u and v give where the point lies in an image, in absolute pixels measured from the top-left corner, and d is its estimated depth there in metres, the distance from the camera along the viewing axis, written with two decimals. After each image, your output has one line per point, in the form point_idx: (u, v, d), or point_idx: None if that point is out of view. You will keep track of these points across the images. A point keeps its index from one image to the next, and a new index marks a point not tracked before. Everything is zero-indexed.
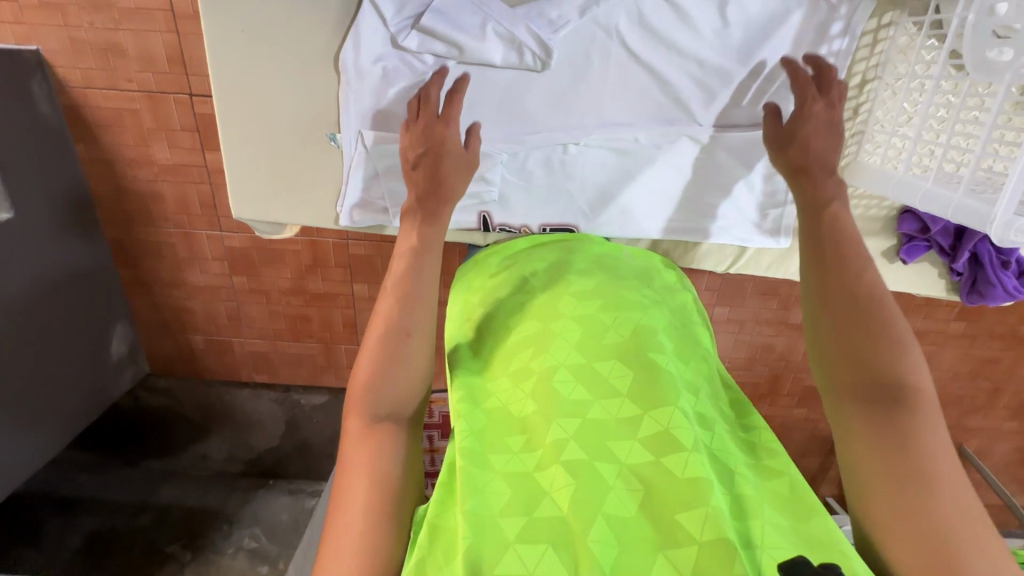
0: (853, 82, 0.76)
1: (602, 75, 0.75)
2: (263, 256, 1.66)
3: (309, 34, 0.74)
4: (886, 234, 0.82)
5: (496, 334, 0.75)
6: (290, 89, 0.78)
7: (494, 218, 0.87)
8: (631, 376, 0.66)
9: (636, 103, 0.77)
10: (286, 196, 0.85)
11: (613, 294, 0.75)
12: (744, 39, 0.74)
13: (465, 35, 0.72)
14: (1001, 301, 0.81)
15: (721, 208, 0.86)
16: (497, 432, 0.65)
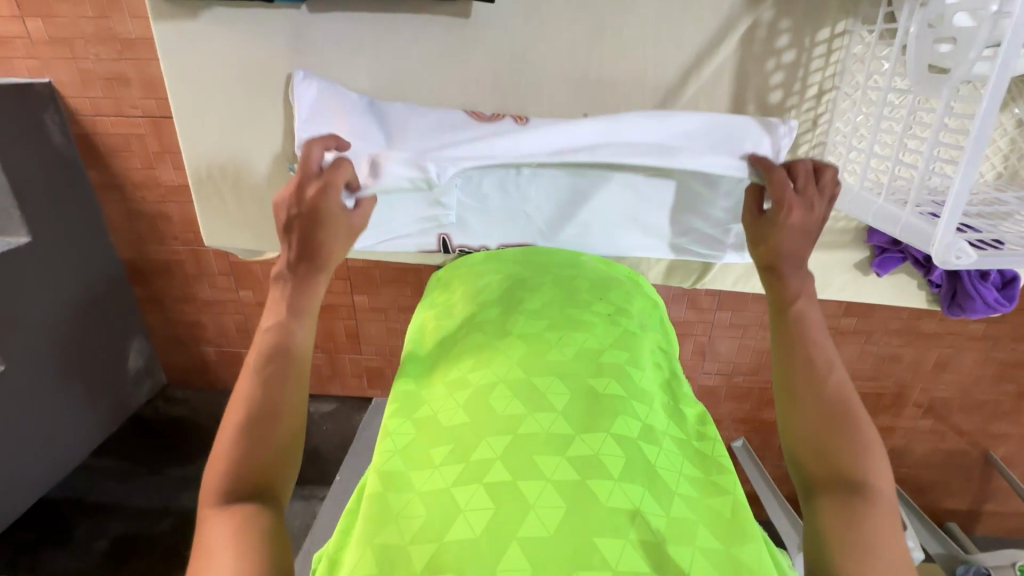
0: (810, 91, 0.80)
1: (541, 105, 0.84)
2: (266, 269, 1.72)
3: (270, 67, 0.83)
4: (857, 246, 0.77)
5: (441, 347, 0.77)
6: (255, 120, 0.85)
7: (452, 241, 0.96)
8: (570, 395, 0.68)
9: (576, 123, 0.82)
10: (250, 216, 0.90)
11: (564, 310, 0.78)
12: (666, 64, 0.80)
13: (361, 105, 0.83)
14: (983, 314, 0.76)
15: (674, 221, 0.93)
16: (425, 442, 0.65)
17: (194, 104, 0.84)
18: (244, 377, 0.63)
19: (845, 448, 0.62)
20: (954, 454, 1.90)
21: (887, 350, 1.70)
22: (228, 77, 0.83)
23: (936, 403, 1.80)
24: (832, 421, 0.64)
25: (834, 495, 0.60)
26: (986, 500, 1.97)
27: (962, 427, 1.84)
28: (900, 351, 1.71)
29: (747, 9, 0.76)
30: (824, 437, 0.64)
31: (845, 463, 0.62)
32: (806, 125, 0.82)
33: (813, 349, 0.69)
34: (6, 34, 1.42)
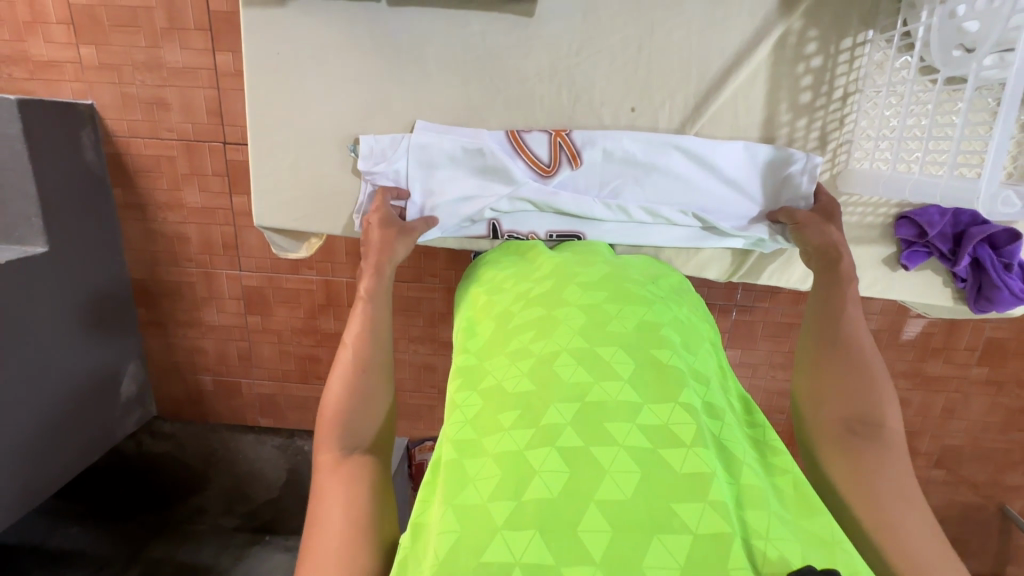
0: (836, 94, 0.79)
1: (569, 100, 0.82)
2: (278, 295, 1.66)
3: (315, 56, 0.82)
4: (885, 241, 0.82)
5: (499, 319, 0.73)
6: (312, 103, 0.83)
7: (502, 226, 0.87)
8: (633, 365, 0.63)
9: (601, 117, 0.82)
10: (308, 202, 0.88)
11: (617, 285, 0.74)
12: (727, 53, 0.78)
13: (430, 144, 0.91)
14: (1010, 306, 0.79)
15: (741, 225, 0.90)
16: (493, 409, 0.61)
17: (264, 91, 0.83)
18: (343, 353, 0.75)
19: (863, 394, 0.70)
20: (969, 509, 1.84)
21: (895, 393, 1.71)
22: (306, 52, 0.82)
23: (947, 452, 1.77)
24: (855, 376, 0.71)
25: (853, 434, 0.68)
26: (1006, 562, 1.88)
27: (974, 479, 1.80)
28: (908, 395, 1.71)
29: (778, 17, 0.76)
30: (844, 375, 0.72)
31: (864, 405, 0.69)
32: (832, 125, 0.80)
33: (845, 297, 0.77)
34: (57, 57, 1.45)
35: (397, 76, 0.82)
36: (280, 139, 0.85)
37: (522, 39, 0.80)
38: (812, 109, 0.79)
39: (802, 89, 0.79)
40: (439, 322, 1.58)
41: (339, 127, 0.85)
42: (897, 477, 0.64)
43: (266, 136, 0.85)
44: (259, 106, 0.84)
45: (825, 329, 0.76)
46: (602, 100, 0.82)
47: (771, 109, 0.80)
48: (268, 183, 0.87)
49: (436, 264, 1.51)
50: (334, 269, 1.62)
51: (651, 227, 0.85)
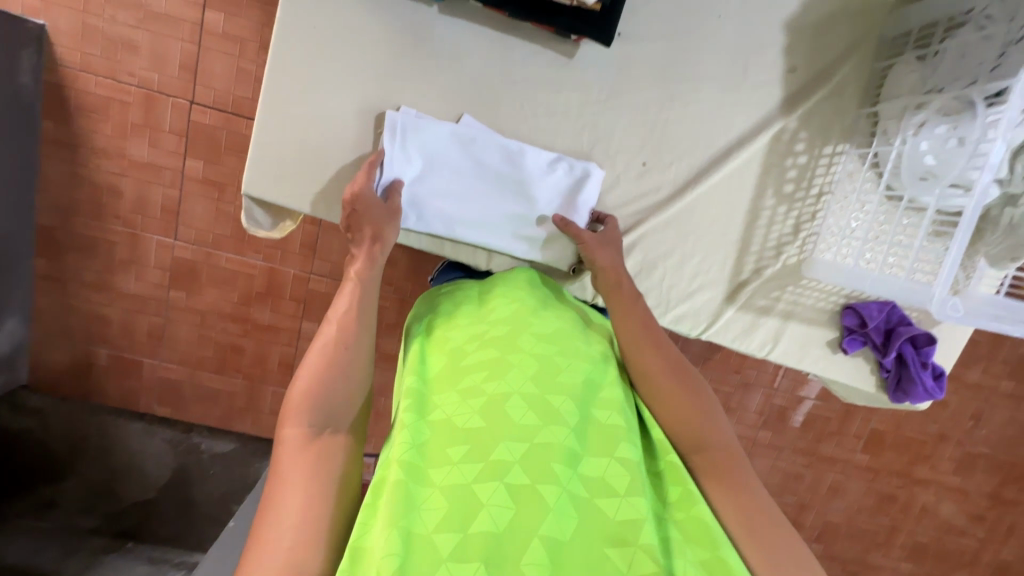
0: (813, 191, 0.85)
1: (589, 138, 0.81)
2: (213, 274, 1.53)
3: (346, 29, 0.74)
4: (830, 325, 0.91)
5: (451, 352, 0.68)
6: (331, 75, 0.75)
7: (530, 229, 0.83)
8: (578, 413, 0.60)
9: (609, 161, 0.82)
10: (305, 178, 0.78)
11: (569, 336, 0.70)
12: (728, 133, 0.82)
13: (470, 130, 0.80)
14: (922, 400, 0.90)
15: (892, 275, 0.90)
16: (443, 440, 0.57)
17: (284, 53, 0.74)
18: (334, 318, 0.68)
19: (701, 409, 0.65)
20: None
21: (792, 468, 1.87)
22: (340, 23, 0.74)
23: (826, 528, 1.95)
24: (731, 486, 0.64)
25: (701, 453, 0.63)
26: None
27: (844, 555, 1.99)
28: (802, 471, 1.88)
29: (779, 112, 0.81)
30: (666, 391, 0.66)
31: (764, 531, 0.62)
32: (806, 217, 0.86)
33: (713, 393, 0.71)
34: None
35: (426, 73, 0.77)
36: (279, 112, 0.76)
37: (571, 73, 0.78)
38: (791, 199, 0.85)
39: (787, 180, 0.85)
40: (383, 332, 1.53)
41: (358, 108, 0.77)
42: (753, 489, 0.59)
43: (276, 105, 0.76)
44: (274, 70, 0.74)
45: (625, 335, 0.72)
46: (618, 149, 0.82)
47: (755, 187, 0.85)
48: (264, 151, 0.77)
49: (392, 272, 1.47)
50: (283, 257, 1.52)
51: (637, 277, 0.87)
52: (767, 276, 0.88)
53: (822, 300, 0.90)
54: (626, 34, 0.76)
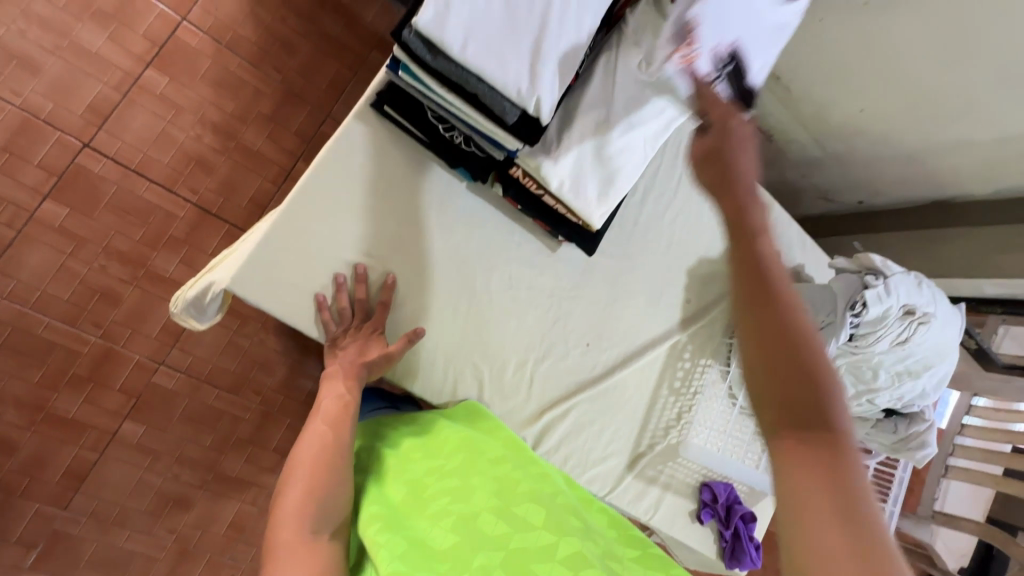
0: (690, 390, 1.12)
1: (552, 316, 0.97)
2: (13, 343, 1.10)
3: (375, 172, 0.81)
4: (691, 497, 1.14)
5: (412, 484, 0.69)
6: (351, 204, 0.80)
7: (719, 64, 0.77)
8: (543, 512, 0.63)
9: (563, 338, 0.98)
10: (299, 290, 0.77)
11: (525, 460, 0.76)
12: (644, 335, 1.07)
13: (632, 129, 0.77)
14: (746, 566, 1.13)
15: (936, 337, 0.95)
16: (424, 554, 0.59)
17: (318, 179, 0.78)
18: (321, 421, 0.69)
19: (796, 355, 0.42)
20: None
21: None
22: (375, 169, 0.81)
23: None
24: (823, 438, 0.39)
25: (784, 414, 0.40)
26: None
27: None
28: None
29: (676, 329, 1.10)
30: (765, 328, 0.43)
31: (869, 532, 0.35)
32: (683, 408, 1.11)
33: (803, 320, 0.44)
34: None
35: (435, 228, 0.86)
36: (308, 227, 0.77)
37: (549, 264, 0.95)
38: (677, 393, 1.10)
39: (675, 378, 1.10)
40: (230, 451, 1.26)
41: (368, 238, 0.82)
42: (852, 477, 0.37)
43: (292, 217, 0.76)
44: (305, 190, 0.77)
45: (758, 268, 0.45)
46: (570, 330, 0.98)
47: (655, 380, 1.09)
48: (265, 255, 0.75)
49: (269, 380, 1.27)
50: (129, 338, 1.17)
51: (567, 437, 0.99)
52: (657, 451, 1.08)
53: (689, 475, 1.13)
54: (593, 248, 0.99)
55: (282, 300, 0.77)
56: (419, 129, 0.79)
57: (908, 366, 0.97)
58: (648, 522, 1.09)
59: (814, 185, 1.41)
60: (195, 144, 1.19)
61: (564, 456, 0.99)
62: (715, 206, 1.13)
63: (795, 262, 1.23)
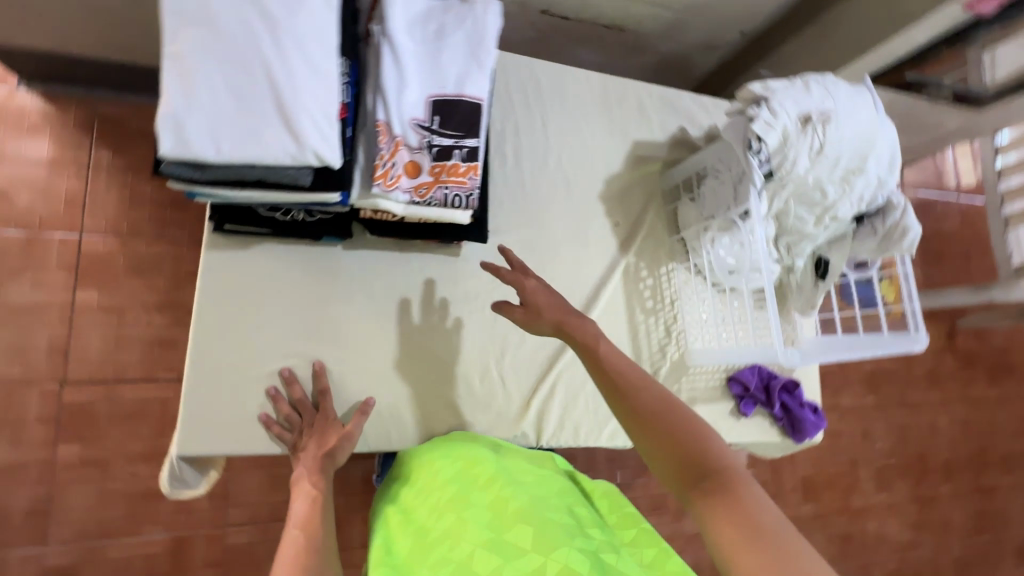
0: (666, 300, 1.08)
1: (489, 310, 0.96)
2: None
3: (254, 283, 0.83)
4: (725, 398, 1.09)
5: (414, 537, 0.70)
6: (251, 321, 0.83)
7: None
8: (531, 527, 0.62)
9: (511, 323, 0.97)
10: (246, 420, 0.81)
11: (521, 474, 0.76)
12: (591, 276, 1.04)
13: (442, 80, 0.77)
14: (813, 432, 1.09)
15: (857, 119, 0.86)
16: None
17: (209, 317, 0.81)
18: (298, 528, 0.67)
19: (697, 438, 0.57)
20: None
21: None
22: (253, 281, 0.83)
23: None
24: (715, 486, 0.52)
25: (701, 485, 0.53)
26: None
27: None
28: None
29: (620, 254, 1.07)
30: (662, 426, 0.58)
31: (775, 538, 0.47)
32: (670, 321, 1.08)
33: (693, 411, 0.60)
34: None
35: (338, 299, 0.88)
36: (220, 364, 0.81)
37: (460, 268, 0.95)
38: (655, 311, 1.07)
39: (646, 298, 1.07)
40: None
41: (283, 341, 0.85)
42: (754, 507, 0.50)
43: (206, 363, 0.80)
44: (203, 333, 0.80)
45: (612, 386, 0.64)
46: (515, 313, 0.97)
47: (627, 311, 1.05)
48: (200, 409, 0.79)
49: None
50: (190, 518, 1.15)
51: (569, 408, 0.97)
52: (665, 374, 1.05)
53: (714, 377, 1.09)
54: (494, 229, 0.97)
55: (236, 437, 0.80)
56: (262, 226, 0.80)
57: (845, 167, 0.90)
58: None
59: (694, 47, 1.34)
60: (150, 330, 1.15)
61: (575, 427, 0.97)
62: (593, 126, 1.09)
63: (704, 126, 1.17)
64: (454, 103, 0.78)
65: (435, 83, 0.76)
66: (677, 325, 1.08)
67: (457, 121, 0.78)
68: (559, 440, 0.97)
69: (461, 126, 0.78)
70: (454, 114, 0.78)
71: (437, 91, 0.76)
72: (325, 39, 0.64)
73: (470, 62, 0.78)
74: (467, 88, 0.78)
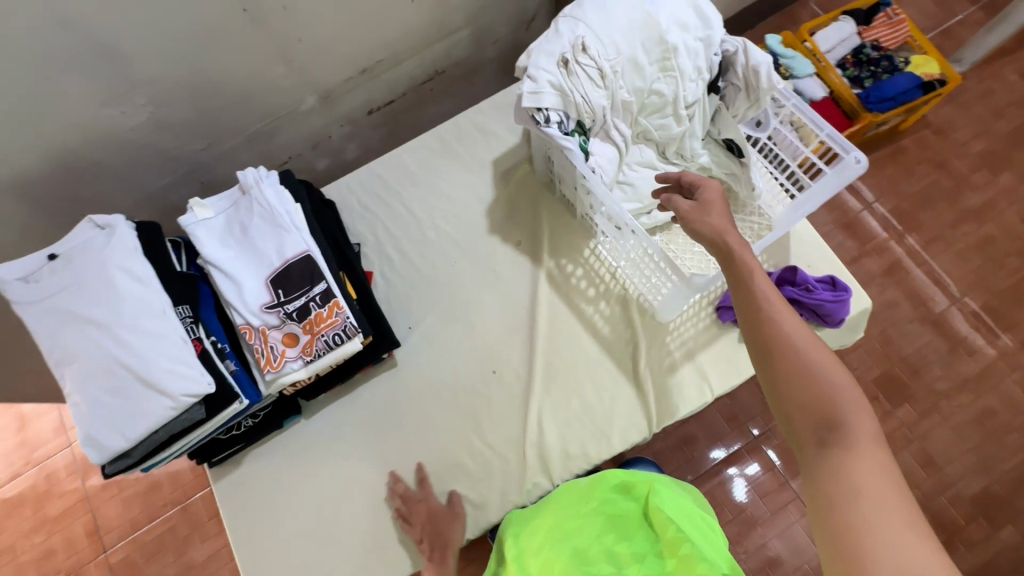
0: (607, 276, 1.03)
1: (444, 393, 0.99)
2: None
3: (258, 484, 0.96)
4: (723, 332, 0.97)
5: None
6: (273, 514, 0.94)
7: (249, 181, 0.89)
8: None
9: (471, 391, 0.99)
10: None
11: (571, 522, 0.82)
12: (521, 302, 1.03)
13: (263, 262, 0.86)
14: (844, 306, 0.90)
15: (621, 18, 0.79)
16: None
17: (243, 529, 0.94)
18: None
19: (812, 388, 0.57)
20: None
21: None
22: (257, 483, 0.96)
23: None
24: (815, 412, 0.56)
25: (813, 437, 0.56)
26: None
27: None
28: None
29: (536, 266, 1.04)
30: (780, 373, 0.59)
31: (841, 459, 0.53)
32: (622, 292, 1.01)
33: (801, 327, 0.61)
34: None
35: (325, 458, 0.97)
36: (270, 564, 0.92)
37: (404, 373, 1.00)
38: (602, 293, 1.02)
39: (584, 287, 1.02)
40: None
41: (304, 514, 0.94)
42: (854, 433, 0.54)
43: (258, 566, 0.92)
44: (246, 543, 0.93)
45: (750, 318, 0.63)
46: (471, 379, 0.99)
47: (574, 311, 1.01)
48: None
49: None
50: None
51: (564, 435, 0.95)
52: (644, 346, 0.97)
53: (702, 315, 0.98)
54: (412, 323, 1.03)
55: None
56: (230, 444, 0.93)
57: (648, 62, 0.81)
58: (718, 390, 0.95)
59: (515, 28, 1.33)
60: None
61: (582, 448, 0.95)
62: (450, 176, 1.11)
63: None
64: (284, 268, 0.86)
65: (260, 267, 0.86)
66: (631, 292, 1.01)
67: (296, 279, 0.86)
68: (575, 468, 0.95)
69: (302, 280, 0.86)
70: (289, 276, 0.86)
71: (265, 271, 0.86)
72: (149, 310, 0.78)
73: (276, 231, 0.87)
74: (286, 252, 0.87)
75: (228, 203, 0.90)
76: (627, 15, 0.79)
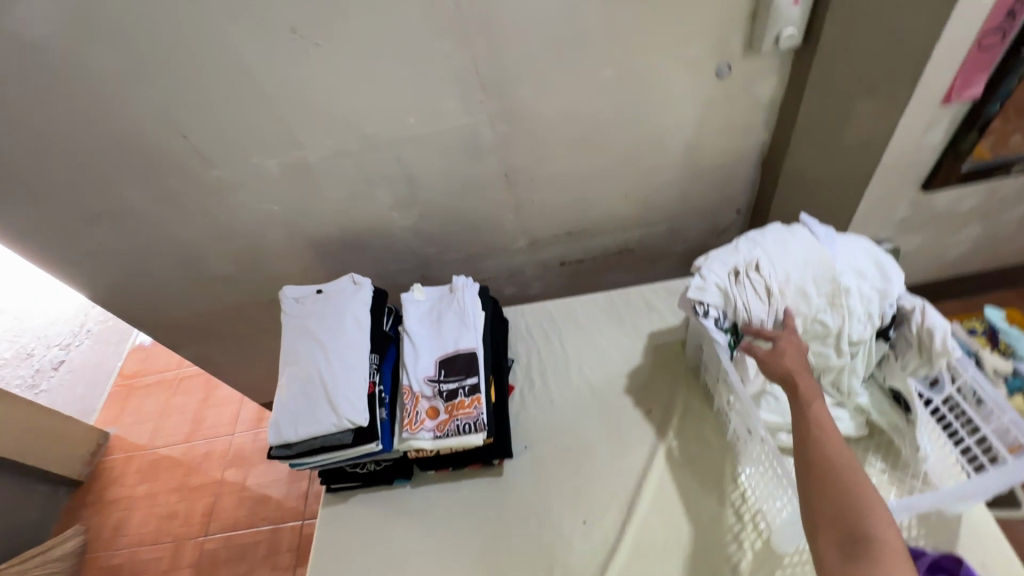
0: (728, 477, 1.00)
1: (531, 521, 1.02)
2: None
3: (352, 526, 1.08)
4: None
5: None
6: (351, 560, 1.03)
7: (458, 286, 1.16)
8: None
9: (555, 530, 1.00)
10: None
11: None
12: (633, 466, 1.05)
13: (441, 345, 1.09)
14: None
15: (798, 251, 0.90)
16: None
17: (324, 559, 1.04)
18: None
19: (846, 503, 0.68)
20: None
21: None
22: (353, 526, 1.08)
23: None
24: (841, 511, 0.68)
25: (839, 545, 0.67)
26: None
27: None
28: None
29: (658, 439, 1.08)
30: (819, 485, 0.71)
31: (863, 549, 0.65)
32: (739, 500, 0.97)
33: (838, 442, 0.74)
34: None
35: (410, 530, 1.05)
36: None
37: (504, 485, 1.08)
38: (717, 492, 0.99)
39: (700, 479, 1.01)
40: None
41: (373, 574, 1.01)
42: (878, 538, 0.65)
43: None
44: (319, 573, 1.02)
45: (801, 433, 0.77)
46: (560, 518, 1.01)
47: (681, 497, 0.99)
48: None
49: None
50: None
51: None
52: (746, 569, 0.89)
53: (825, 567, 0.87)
54: (528, 443, 1.13)
55: None
56: (350, 479, 1.09)
57: (816, 294, 0.88)
58: None
59: (706, 233, 1.52)
60: None
61: None
62: (607, 333, 1.26)
63: None
64: (454, 354, 1.07)
65: (437, 348, 1.08)
66: (749, 504, 0.96)
67: (458, 366, 1.06)
68: None
69: (461, 369, 1.05)
70: (454, 362, 1.06)
71: (439, 352, 1.08)
72: (356, 348, 1.04)
73: (459, 327, 1.10)
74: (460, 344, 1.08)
75: (437, 294, 1.18)
76: (806, 251, 0.90)
